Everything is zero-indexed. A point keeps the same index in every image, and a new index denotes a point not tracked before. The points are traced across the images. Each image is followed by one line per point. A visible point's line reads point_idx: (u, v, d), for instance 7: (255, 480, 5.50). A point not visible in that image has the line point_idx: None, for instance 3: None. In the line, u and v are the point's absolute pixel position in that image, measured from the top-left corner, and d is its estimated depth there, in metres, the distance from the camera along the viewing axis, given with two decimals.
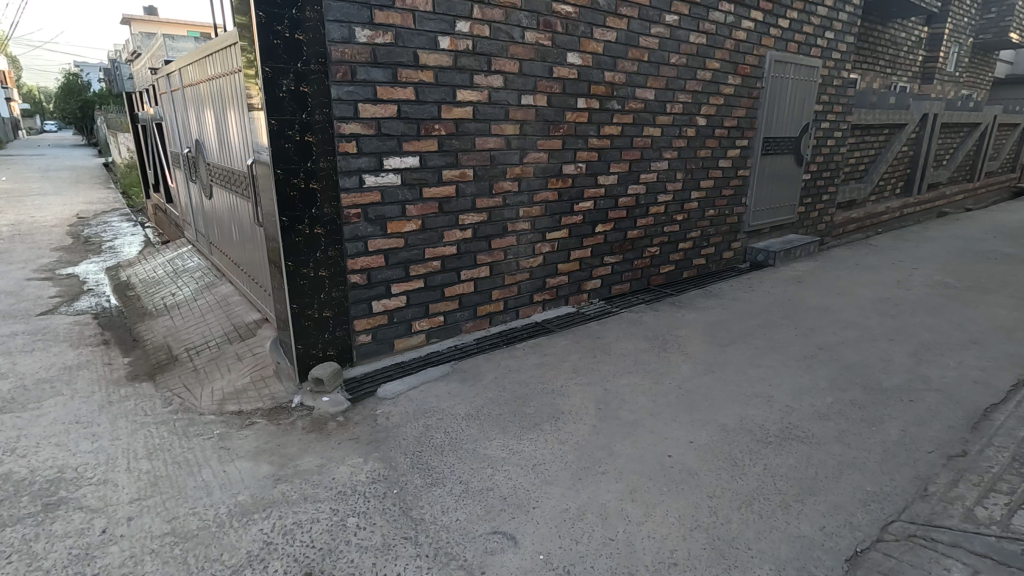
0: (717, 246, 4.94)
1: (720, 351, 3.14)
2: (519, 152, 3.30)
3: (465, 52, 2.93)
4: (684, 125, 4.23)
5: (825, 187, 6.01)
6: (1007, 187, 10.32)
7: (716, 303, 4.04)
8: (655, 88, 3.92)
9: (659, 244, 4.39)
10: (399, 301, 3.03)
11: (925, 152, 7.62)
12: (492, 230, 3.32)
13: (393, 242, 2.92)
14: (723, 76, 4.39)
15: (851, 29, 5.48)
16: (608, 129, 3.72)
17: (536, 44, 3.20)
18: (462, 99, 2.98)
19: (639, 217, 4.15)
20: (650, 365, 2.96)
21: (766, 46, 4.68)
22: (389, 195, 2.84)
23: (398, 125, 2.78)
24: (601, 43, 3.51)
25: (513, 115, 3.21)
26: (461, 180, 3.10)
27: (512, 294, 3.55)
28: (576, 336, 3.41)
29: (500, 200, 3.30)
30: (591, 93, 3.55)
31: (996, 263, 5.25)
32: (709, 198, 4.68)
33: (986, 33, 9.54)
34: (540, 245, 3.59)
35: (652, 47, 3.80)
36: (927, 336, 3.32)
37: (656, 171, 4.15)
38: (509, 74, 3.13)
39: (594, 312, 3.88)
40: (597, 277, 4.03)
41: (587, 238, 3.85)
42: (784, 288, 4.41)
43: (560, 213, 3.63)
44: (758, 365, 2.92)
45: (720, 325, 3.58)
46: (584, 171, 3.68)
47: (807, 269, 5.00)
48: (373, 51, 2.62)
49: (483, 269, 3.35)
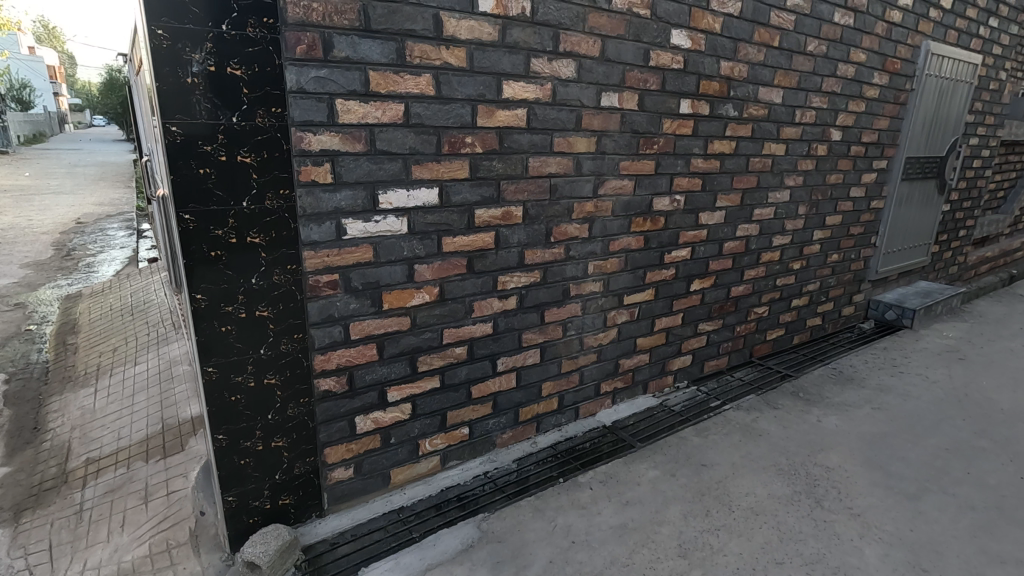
0: (836, 300, 3.69)
1: (913, 511, 1.94)
2: (592, 178, 2.16)
3: (518, 19, 1.80)
4: (815, 140, 3.01)
5: (964, 220, 4.68)
6: None
7: (859, 396, 2.81)
8: (783, 87, 2.72)
9: (768, 302, 3.18)
10: (400, 413, 1.92)
11: None
12: (547, 296, 2.19)
13: (392, 323, 1.81)
14: (868, 72, 3.15)
15: (1017, 15, 4.15)
16: (719, 146, 2.54)
17: (628, 13, 2.06)
18: (511, 96, 1.86)
19: (747, 268, 2.96)
20: (806, 545, 1.78)
21: (922, 33, 3.41)
22: (387, 249, 1.74)
23: (406, 137, 1.68)
24: (719, 18, 2.34)
25: (589, 123, 2.07)
26: (504, 223, 1.98)
27: (570, 386, 2.41)
28: (668, 459, 2.25)
29: (560, 252, 2.17)
30: (699, 92, 2.38)
31: None
32: (834, 238, 3.45)
33: None
34: (613, 314, 2.44)
35: (785, 27, 2.61)
36: None
37: (774, 203, 2.95)
38: (585, 59, 1.99)
39: (684, 406, 2.71)
40: (687, 352, 2.85)
41: (678, 300, 2.69)
42: (946, 370, 3.15)
43: (644, 266, 2.48)
44: (998, 560, 1.72)
45: (886, 446, 2.36)
46: (681, 206, 2.52)
47: (960, 336, 3.70)
48: (364, 8, 1.52)
49: (531, 354, 2.22)
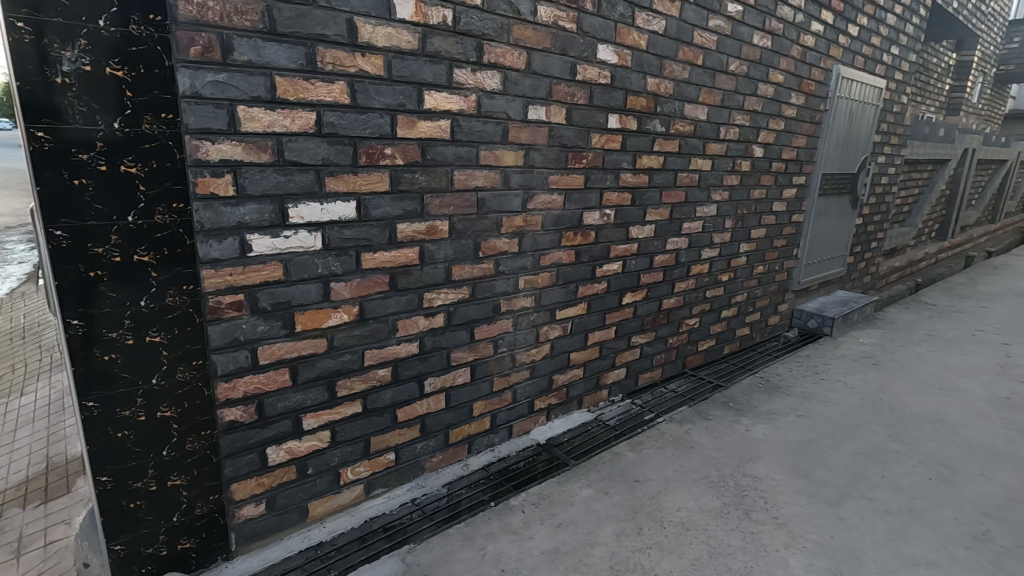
0: (763, 310, 3.83)
1: (835, 518, 1.99)
2: (521, 192, 2.12)
3: (440, 28, 1.74)
4: (739, 156, 3.11)
5: (875, 232, 5.00)
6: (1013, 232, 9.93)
7: (785, 404, 2.90)
8: (708, 104, 2.80)
9: (699, 314, 3.25)
10: (317, 442, 1.79)
11: (963, 192, 6.67)
12: (476, 313, 2.12)
13: (307, 346, 1.69)
14: (786, 92, 3.30)
15: (915, 45, 4.49)
16: (647, 161, 2.58)
17: (554, 26, 2.05)
18: (433, 106, 1.79)
19: (677, 280, 3.01)
20: (734, 559, 1.78)
21: (833, 57, 3.62)
22: (299, 267, 1.62)
23: (319, 147, 1.57)
24: (645, 35, 2.37)
25: (516, 136, 2.04)
26: (429, 238, 1.90)
27: (503, 404, 2.34)
28: (602, 476, 2.22)
29: (489, 267, 2.11)
30: (627, 107, 2.40)
31: None
32: (759, 251, 3.58)
33: (1007, 63, 8.62)
34: (546, 330, 2.41)
35: (708, 47, 2.68)
36: None
37: (702, 217, 3.02)
38: (510, 71, 1.96)
39: (618, 421, 2.70)
40: (621, 365, 2.85)
41: (611, 314, 2.68)
42: (863, 376, 3.31)
43: (576, 280, 2.46)
44: (911, 562, 1.78)
45: (809, 453, 2.43)
46: (612, 220, 2.52)
47: (875, 343, 3.92)
48: (269, 9, 1.41)
49: (461, 373, 2.14)
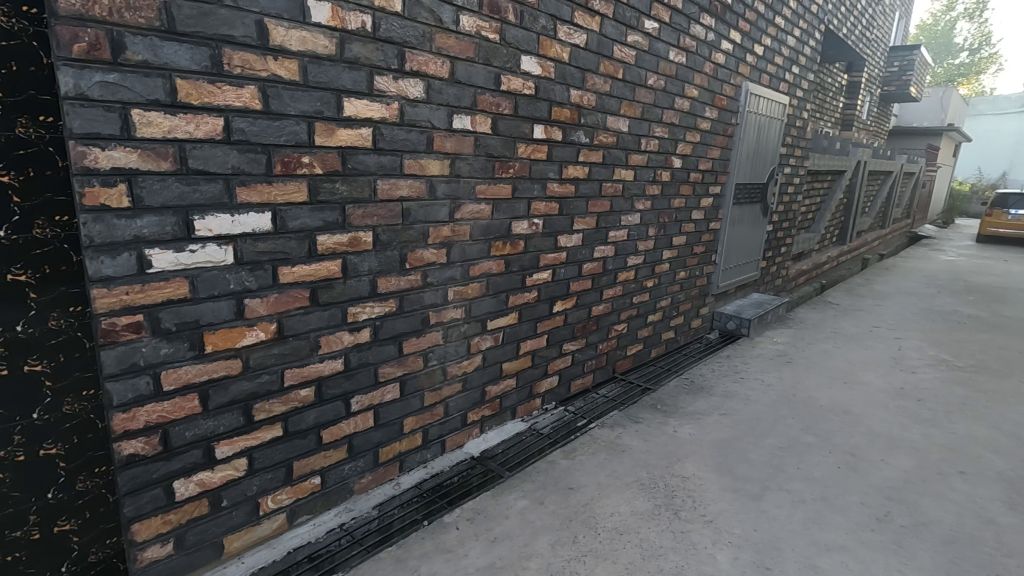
0: (686, 314, 3.99)
1: (757, 511, 2.08)
2: (448, 202, 2.09)
3: (358, 33, 1.69)
4: (659, 167, 3.24)
5: (783, 238, 5.36)
6: (899, 237, 11.01)
7: (709, 404, 3.02)
8: (629, 116, 2.89)
9: (626, 320, 3.33)
10: (232, 471, 1.66)
11: (858, 200, 7.30)
12: (404, 326, 2.06)
13: (219, 368, 1.57)
14: (700, 107, 3.48)
15: (813, 66, 4.88)
16: (573, 170, 2.62)
17: (476, 36, 2.04)
18: (353, 114, 1.73)
19: (605, 287, 3.07)
20: (666, 560, 1.82)
21: (742, 75, 3.86)
22: (207, 283, 1.50)
23: (228, 155, 1.47)
24: (567, 47, 2.42)
25: (441, 145, 2.01)
26: (352, 250, 1.82)
27: (435, 419, 2.28)
28: (537, 487, 2.22)
29: (417, 279, 2.06)
30: (551, 118, 2.43)
31: (969, 331, 4.79)
32: (681, 257, 3.73)
33: (889, 84, 9.59)
34: (477, 341, 2.38)
35: (627, 61, 2.78)
36: (996, 464, 2.51)
37: (627, 226, 3.10)
38: (433, 79, 1.94)
39: (552, 429, 2.71)
40: (553, 373, 2.87)
41: (542, 323, 2.70)
42: (777, 373, 3.52)
43: (506, 290, 2.45)
44: (826, 548, 1.89)
45: (732, 450, 2.54)
46: (540, 230, 2.54)
47: (787, 342, 4.18)
48: (167, 6, 1.31)
49: (389, 389, 2.07)
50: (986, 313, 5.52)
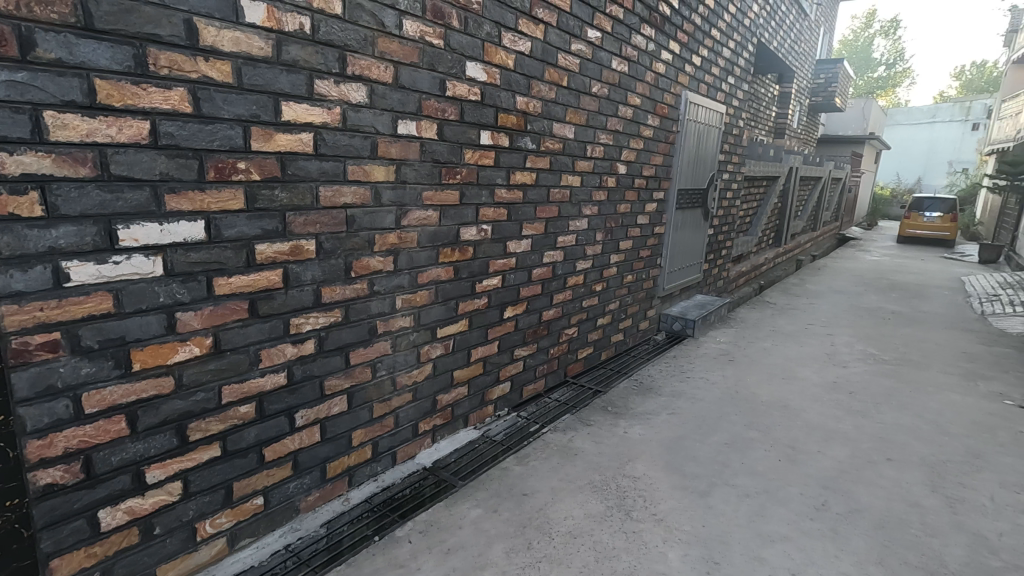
0: (634, 316, 4.07)
1: (705, 507, 2.14)
2: (394, 209, 2.05)
3: (296, 36, 1.63)
4: (605, 173, 3.30)
5: (724, 242, 5.58)
6: (829, 239, 11.69)
7: (658, 404, 3.09)
8: (574, 123, 2.94)
9: (576, 323, 3.37)
10: (165, 496, 1.56)
11: (791, 204, 7.69)
12: (351, 337, 2.00)
13: (148, 387, 1.47)
14: (643, 114, 3.57)
15: (747, 77, 5.12)
16: (520, 176, 2.63)
17: (420, 41, 2.02)
18: (292, 118, 1.67)
19: (555, 292, 3.10)
20: (619, 561, 1.83)
21: (681, 84, 3.99)
22: (134, 296, 1.41)
23: (155, 160, 1.39)
24: (512, 54, 2.43)
25: (386, 151, 1.97)
26: (293, 259, 1.76)
27: (385, 431, 2.23)
28: (490, 495, 2.20)
29: (363, 288, 2.00)
30: (498, 124, 2.44)
31: (893, 326, 5.12)
32: (628, 261, 3.81)
33: (817, 95, 10.17)
34: (427, 349, 2.34)
35: (572, 69, 2.82)
36: (920, 450, 2.68)
37: (575, 231, 3.14)
38: (376, 84, 1.90)
39: (504, 436, 2.70)
40: (505, 379, 2.86)
41: (492, 329, 2.69)
42: (721, 371, 3.65)
43: (456, 297, 2.43)
44: (769, 539, 1.96)
45: (680, 448, 2.60)
46: (488, 236, 2.53)
47: (730, 341, 4.35)
48: (83, 2, 1.22)
49: (336, 402, 2.00)
50: (907, 309, 5.92)
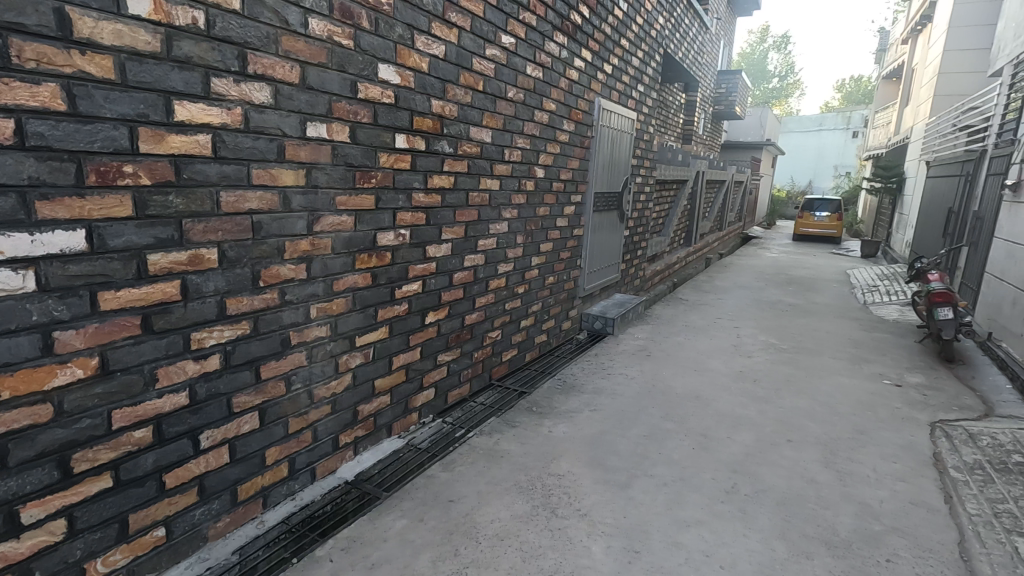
0: (557, 317, 4.16)
1: (626, 499, 2.22)
2: (305, 214, 1.97)
3: (189, 31, 1.53)
4: (523, 176, 3.35)
5: (639, 242, 5.82)
6: (734, 238, 12.52)
7: (581, 402, 3.17)
8: (491, 127, 2.95)
9: (500, 326, 3.38)
10: (46, 536, 1.40)
11: (699, 206, 8.17)
12: (261, 350, 1.89)
13: (22, 417, 1.32)
14: (558, 120, 3.66)
15: (655, 85, 5.38)
16: (437, 180, 2.61)
17: (328, 41, 1.95)
18: (186, 119, 1.56)
19: (477, 295, 3.10)
20: (545, 559, 1.86)
21: (594, 91, 4.13)
22: (1, 315, 1.26)
23: (22, 163, 1.25)
24: (425, 57, 2.41)
25: (294, 154, 1.89)
26: (193, 269, 1.64)
27: (302, 446, 2.13)
28: (416, 504, 2.16)
29: (273, 297, 1.91)
30: (413, 127, 2.40)
31: (790, 317, 5.57)
32: (548, 263, 3.88)
33: (719, 104, 10.87)
34: (345, 359, 2.26)
35: (487, 74, 2.84)
36: (815, 430, 2.93)
37: (495, 234, 3.16)
38: (281, 84, 1.81)
39: (430, 443, 2.66)
40: (429, 386, 2.82)
41: (414, 335, 2.64)
42: (639, 367, 3.80)
43: (375, 304, 2.37)
44: (685, 524, 2.07)
45: (602, 443, 2.68)
46: (407, 240, 2.49)
47: (647, 337, 4.54)
48: None
49: (247, 419, 1.89)
50: (802, 301, 6.47)
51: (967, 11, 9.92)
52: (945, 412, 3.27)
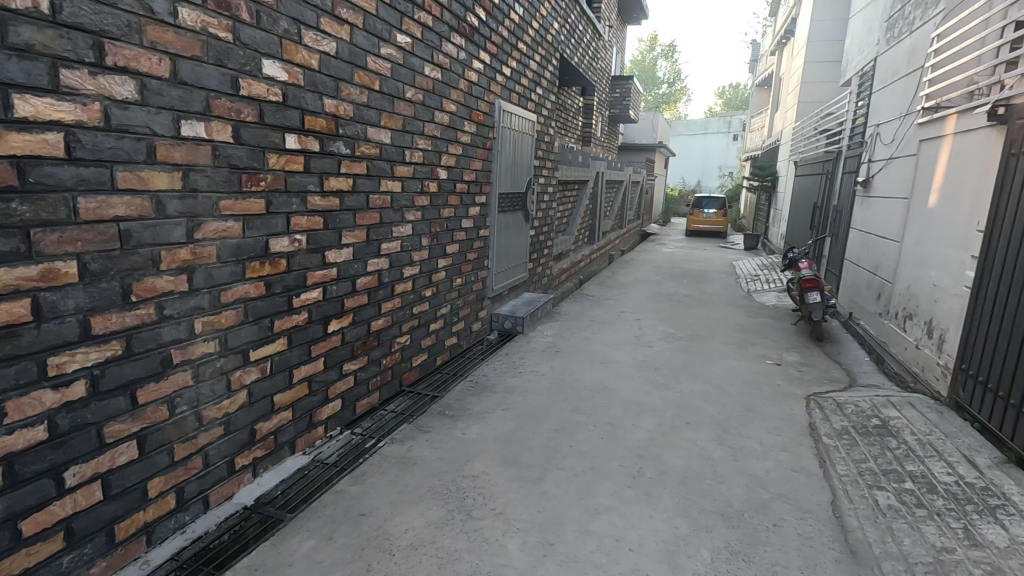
0: (466, 318, 4.14)
1: (540, 494, 2.26)
2: (184, 220, 1.81)
3: (28, 15, 1.35)
4: (425, 178, 3.30)
5: (545, 241, 5.96)
6: (633, 235, 13.23)
7: (493, 402, 3.19)
8: (390, 128, 2.88)
9: (408, 331, 3.31)
10: None
11: (600, 205, 8.51)
12: (138, 371, 1.71)
13: None
14: (459, 121, 3.65)
15: (553, 89, 5.53)
16: (334, 182, 2.50)
17: (203, 33, 1.80)
18: (31, 115, 1.38)
19: (383, 301, 3.01)
20: (462, 562, 1.84)
21: (494, 93, 4.17)
22: None
23: None
24: (315, 54, 2.30)
25: (167, 154, 1.72)
26: (46, 286, 1.45)
27: (192, 474, 1.95)
28: (324, 523, 2.06)
29: (149, 313, 1.73)
30: (304, 127, 2.29)
31: (686, 307, 5.96)
32: (456, 264, 3.86)
33: (615, 107, 11.41)
34: (238, 375, 2.10)
35: (383, 73, 2.77)
36: (710, 410, 3.16)
37: (399, 237, 3.09)
38: (149, 79, 1.65)
39: (338, 457, 2.55)
40: (334, 397, 2.70)
41: (316, 345, 2.51)
42: (549, 363, 3.89)
43: (270, 315, 2.22)
44: (596, 511, 2.14)
45: (515, 441, 2.71)
46: (303, 246, 2.37)
47: (555, 334, 4.66)
48: None
49: (124, 449, 1.70)
50: (695, 291, 6.94)
51: (823, 28, 11.15)
52: (818, 386, 3.65)
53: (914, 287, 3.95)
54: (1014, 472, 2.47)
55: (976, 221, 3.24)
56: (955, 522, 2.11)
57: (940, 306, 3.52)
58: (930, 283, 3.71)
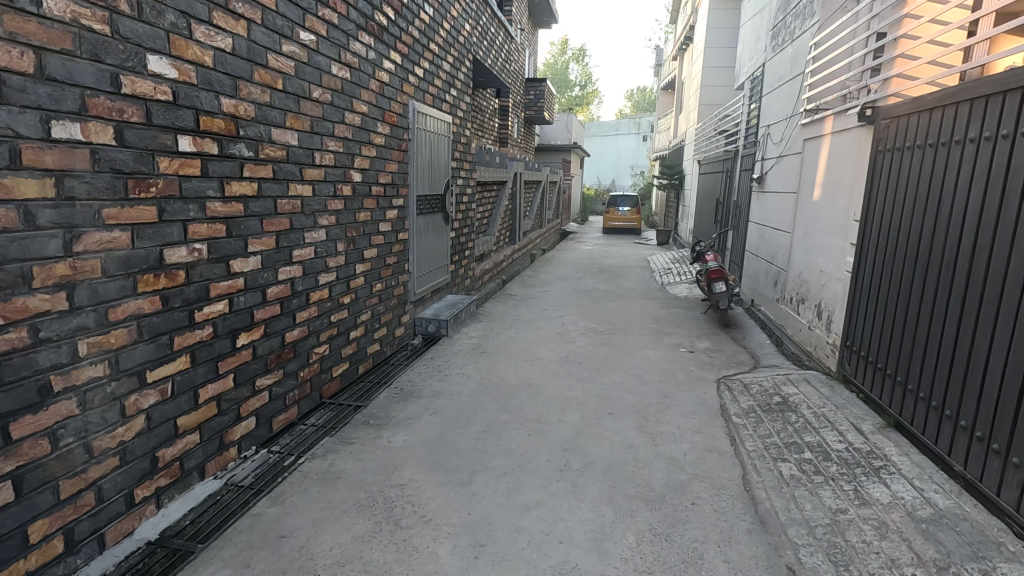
0: (389, 324, 4.04)
1: (469, 496, 2.24)
2: (59, 231, 1.63)
3: None
4: (338, 181, 3.19)
5: (466, 242, 5.95)
6: (553, 233, 13.51)
7: (419, 407, 3.14)
8: (296, 129, 2.75)
9: (326, 340, 3.18)
10: None
11: (519, 205, 8.63)
12: (9, 403, 1.52)
13: None
14: (371, 122, 3.56)
15: (467, 90, 5.52)
16: (236, 187, 2.35)
17: (74, 25, 1.63)
18: None
19: (297, 310, 2.87)
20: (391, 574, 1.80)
21: (407, 94, 4.10)
22: None
23: None
24: (208, 51, 2.15)
25: (36, 159, 1.55)
26: None
27: (83, 511, 1.76)
28: (240, 549, 1.93)
29: (21, 337, 1.54)
30: (199, 128, 2.13)
31: (605, 302, 6.16)
32: (374, 269, 3.76)
33: (529, 108, 11.59)
34: (135, 399, 1.93)
35: (285, 72, 2.64)
36: (630, 399, 3.29)
37: (311, 243, 2.96)
38: (9, 74, 1.48)
39: (254, 479, 2.40)
40: (248, 415, 2.54)
41: (224, 361, 2.35)
42: (474, 364, 3.89)
43: (168, 332, 2.05)
44: (526, 507, 2.16)
45: (443, 445, 2.68)
46: (204, 256, 2.21)
47: (480, 335, 4.66)
48: None
49: None
50: (613, 286, 7.20)
51: (719, 36, 11.93)
52: (726, 369, 3.91)
53: (805, 273, 4.31)
54: (894, 435, 2.76)
55: (852, 211, 3.60)
56: (847, 485, 2.33)
57: (827, 289, 3.87)
58: (818, 270, 4.07)
